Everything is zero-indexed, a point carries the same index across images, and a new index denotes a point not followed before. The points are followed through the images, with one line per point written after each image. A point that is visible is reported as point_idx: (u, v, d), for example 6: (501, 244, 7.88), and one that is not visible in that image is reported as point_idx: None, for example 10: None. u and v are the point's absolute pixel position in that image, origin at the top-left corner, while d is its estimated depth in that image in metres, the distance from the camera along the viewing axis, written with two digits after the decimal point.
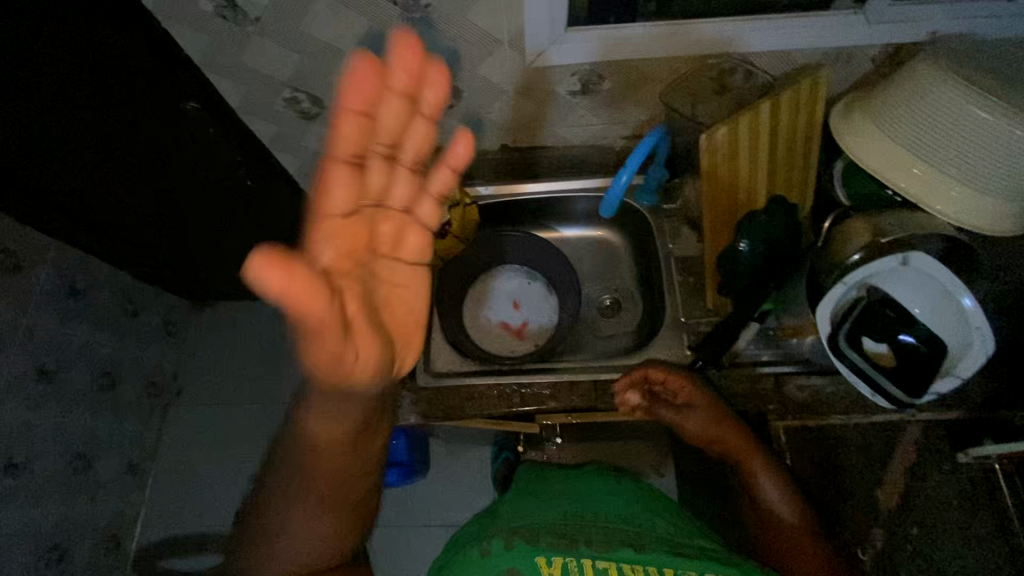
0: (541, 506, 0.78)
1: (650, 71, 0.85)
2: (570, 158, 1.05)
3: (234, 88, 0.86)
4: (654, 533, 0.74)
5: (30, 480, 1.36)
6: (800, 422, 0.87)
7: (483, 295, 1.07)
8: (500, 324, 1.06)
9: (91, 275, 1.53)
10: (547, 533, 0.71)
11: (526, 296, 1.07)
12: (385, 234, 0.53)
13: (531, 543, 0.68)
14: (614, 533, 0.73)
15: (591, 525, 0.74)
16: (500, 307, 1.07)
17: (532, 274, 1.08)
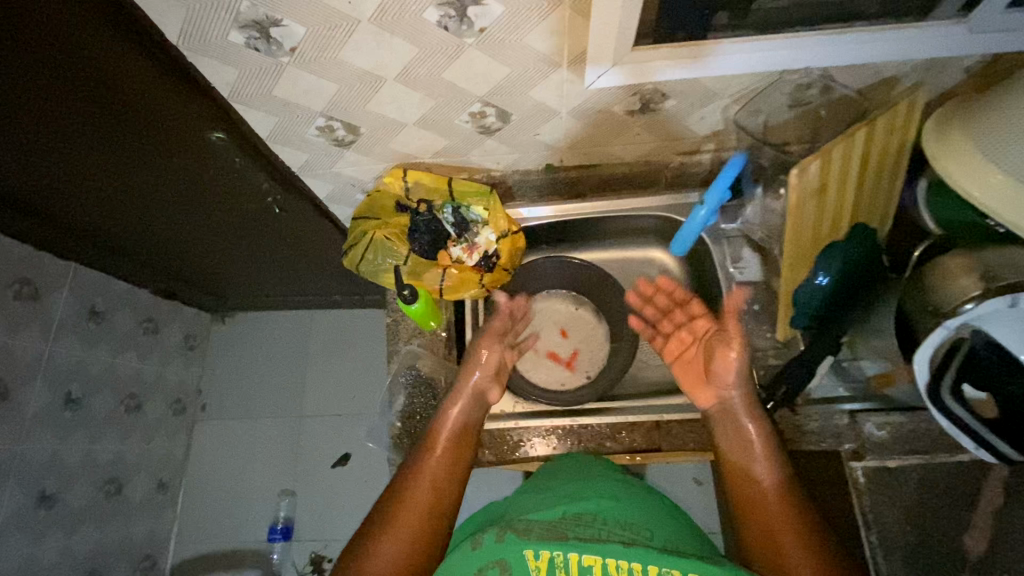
0: (542, 504, 0.67)
1: (718, 88, 0.77)
2: (620, 176, 0.98)
3: (265, 119, 0.79)
4: (657, 546, 0.59)
5: (64, 511, 1.35)
6: (880, 463, 0.81)
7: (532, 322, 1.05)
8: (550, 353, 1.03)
9: (111, 296, 1.48)
10: (544, 527, 0.60)
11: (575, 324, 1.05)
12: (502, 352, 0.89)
13: (525, 539, 0.57)
14: (613, 535, 0.59)
15: (592, 526, 0.61)
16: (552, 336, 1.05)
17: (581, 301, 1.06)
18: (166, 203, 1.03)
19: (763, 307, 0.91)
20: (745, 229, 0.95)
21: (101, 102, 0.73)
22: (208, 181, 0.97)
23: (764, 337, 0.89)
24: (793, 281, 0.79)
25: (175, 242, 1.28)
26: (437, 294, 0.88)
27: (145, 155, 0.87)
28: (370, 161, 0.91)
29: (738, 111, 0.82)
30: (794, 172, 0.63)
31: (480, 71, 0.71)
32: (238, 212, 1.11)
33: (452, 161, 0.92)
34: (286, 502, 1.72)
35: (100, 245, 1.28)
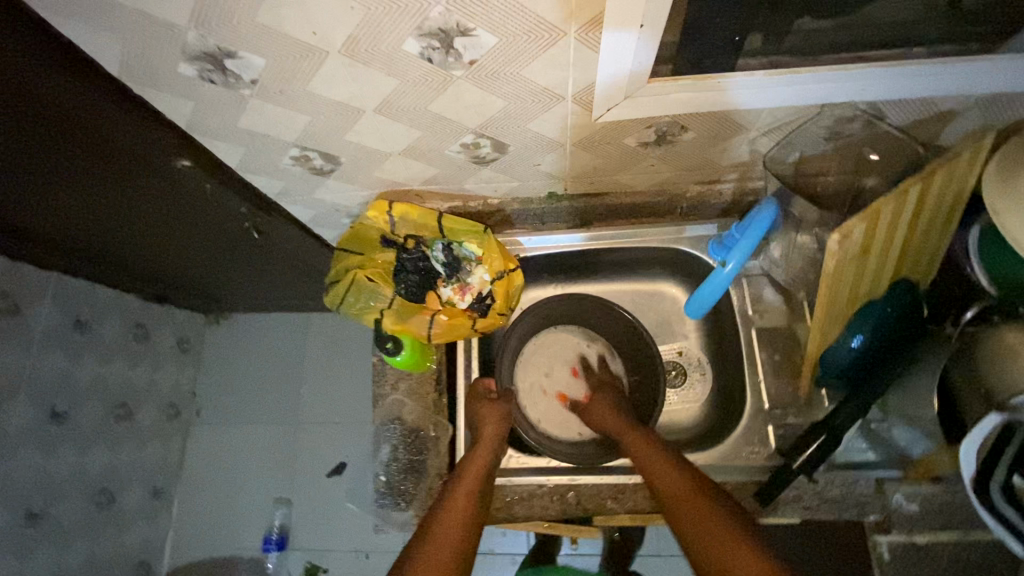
0: None
1: (746, 121, 0.67)
2: (630, 205, 0.89)
3: (233, 149, 0.70)
4: None
5: (52, 527, 1.32)
6: (907, 538, 0.74)
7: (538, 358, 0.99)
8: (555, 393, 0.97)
9: (97, 305, 1.42)
10: None
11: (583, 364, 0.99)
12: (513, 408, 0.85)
13: None
14: None
15: None
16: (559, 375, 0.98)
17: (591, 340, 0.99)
18: (140, 221, 0.96)
19: (784, 357, 0.83)
20: (768, 267, 0.86)
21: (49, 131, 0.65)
22: (180, 203, 0.89)
23: (784, 390, 0.81)
24: (823, 341, 0.71)
25: (156, 254, 1.21)
26: (425, 340, 0.80)
27: (108, 180, 0.79)
28: (354, 189, 0.82)
29: (767, 143, 0.72)
30: (834, 236, 0.54)
31: (471, 104, 0.62)
32: (218, 229, 1.03)
33: (444, 189, 0.83)
34: (281, 511, 1.70)
35: (79, 257, 1.21)
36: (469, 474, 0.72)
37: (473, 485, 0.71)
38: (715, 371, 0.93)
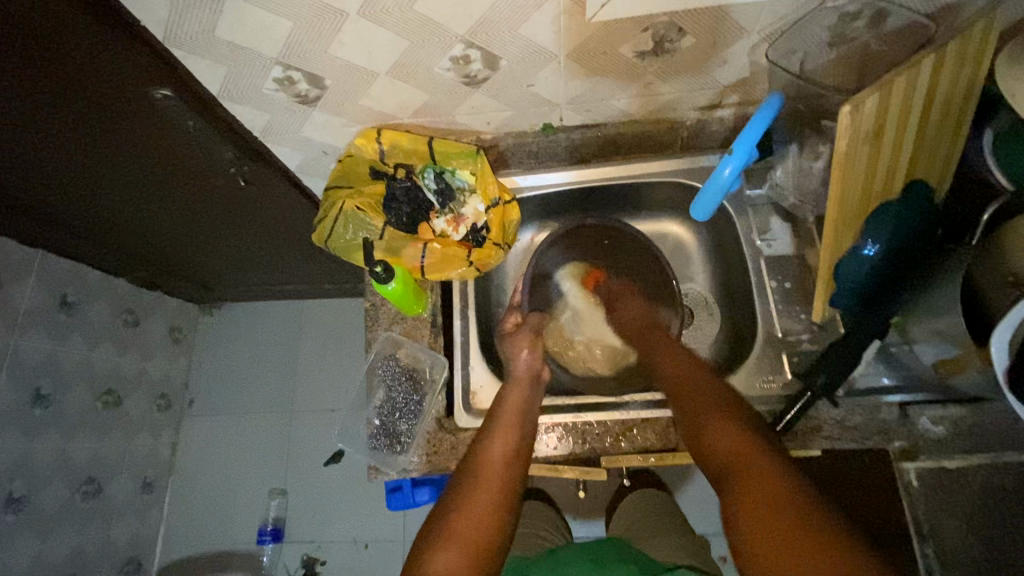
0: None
1: (746, 21, 0.64)
2: (628, 139, 0.86)
3: (213, 69, 0.68)
4: None
5: (33, 515, 1.27)
6: (936, 464, 0.70)
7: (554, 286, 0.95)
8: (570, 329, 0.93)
9: (84, 285, 1.38)
10: None
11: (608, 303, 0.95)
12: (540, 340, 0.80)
13: None
14: None
15: None
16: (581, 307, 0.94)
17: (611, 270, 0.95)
18: (124, 175, 0.93)
19: (795, 284, 0.79)
20: (774, 195, 0.83)
21: (18, 50, 0.62)
22: (163, 150, 0.86)
23: (795, 318, 0.78)
24: (835, 250, 0.67)
25: (145, 225, 1.17)
26: (418, 274, 0.77)
27: (86, 121, 0.76)
28: (342, 122, 0.79)
29: (767, 51, 0.69)
30: (847, 107, 0.51)
31: (458, 1, 0.59)
32: (205, 186, 1.00)
33: (435, 122, 0.81)
34: (276, 502, 1.63)
35: (65, 229, 1.17)
36: (503, 433, 0.63)
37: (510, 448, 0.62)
38: (724, 310, 0.89)
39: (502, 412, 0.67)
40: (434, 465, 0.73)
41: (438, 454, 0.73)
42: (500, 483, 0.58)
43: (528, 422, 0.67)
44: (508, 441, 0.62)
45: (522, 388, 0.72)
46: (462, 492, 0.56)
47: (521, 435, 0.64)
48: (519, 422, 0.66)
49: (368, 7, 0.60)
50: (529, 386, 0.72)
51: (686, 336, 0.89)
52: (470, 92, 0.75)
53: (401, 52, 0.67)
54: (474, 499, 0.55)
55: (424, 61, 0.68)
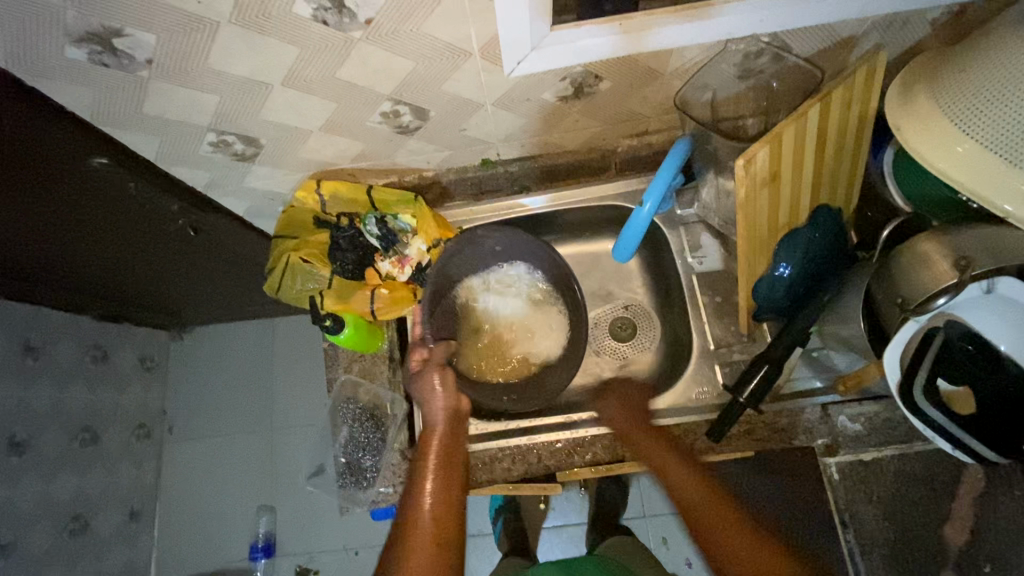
0: None
1: (656, 65, 0.68)
2: (564, 167, 0.90)
3: (147, 139, 0.69)
4: None
5: (23, 558, 1.29)
6: (853, 457, 0.76)
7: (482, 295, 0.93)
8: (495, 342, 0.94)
9: (46, 328, 1.38)
10: None
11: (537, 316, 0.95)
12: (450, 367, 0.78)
13: None
14: None
15: None
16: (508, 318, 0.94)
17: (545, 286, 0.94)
18: (71, 231, 0.93)
19: (724, 298, 0.85)
20: (703, 213, 0.87)
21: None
22: (109, 208, 0.87)
23: (726, 330, 0.83)
24: (752, 273, 0.73)
25: (101, 270, 1.18)
26: (368, 318, 0.82)
27: (23, 192, 0.76)
28: (283, 172, 0.81)
29: (681, 87, 0.73)
30: (740, 161, 0.55)
31: (379, 67, 0.62)
32: (157, 234, 1.01)
33: (374, 165, 0.83)
34: (265, 518, 1.68)
35: (17, 281, 1.17)
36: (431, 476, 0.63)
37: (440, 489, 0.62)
38: (664, 321, 0.94)
39: (427, 452, 0.67)
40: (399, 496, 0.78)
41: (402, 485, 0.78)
42: (436, 527, 0.59)
43: (457, 456, 0.67)
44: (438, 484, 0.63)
45: (440, 423, 0.71)
46: (399, 551, 0.57)
47: (450, 473, 0.64)
48: (445, 457, 0.66)
49: (292, 78, 0.62)
50: (451, 416, 0.73)
51: (633, 348, 0.95)
52: (404, 139, 0.77)
53: (330, 112, 0.69)
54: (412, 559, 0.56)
55: (354, 117, 0.71)
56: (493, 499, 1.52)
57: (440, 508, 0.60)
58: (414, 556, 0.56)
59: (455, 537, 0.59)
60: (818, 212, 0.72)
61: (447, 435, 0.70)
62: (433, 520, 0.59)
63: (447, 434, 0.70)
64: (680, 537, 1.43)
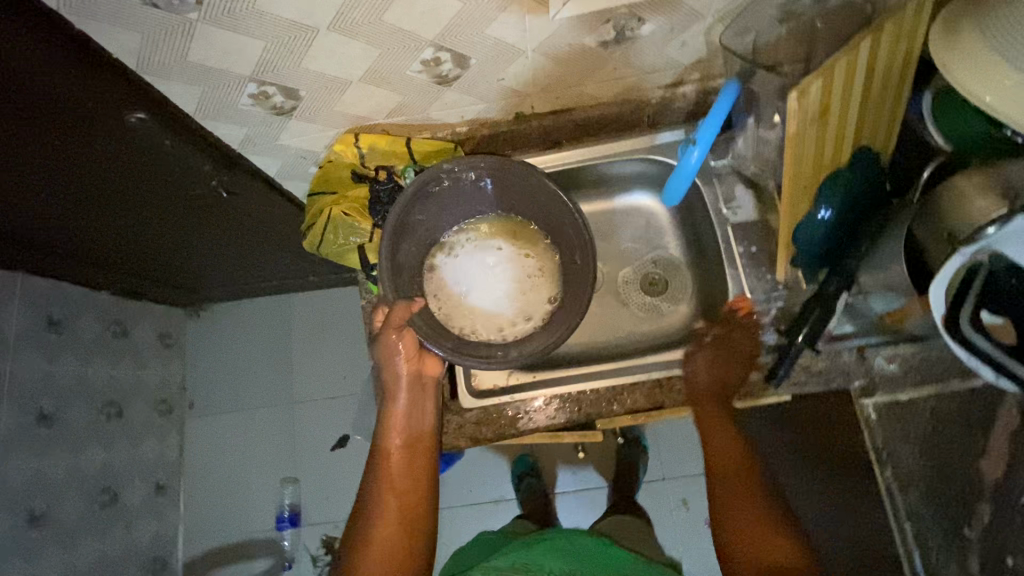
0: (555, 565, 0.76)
1: (700, 5, 0.67)
2: (596, 121, 0.89)
3: (187, 91, 0.69)
4: None
5: (56, 528, 1.32)
6: (890, 398, 0.80)
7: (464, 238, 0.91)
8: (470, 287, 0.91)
9: (68, 302, 1.38)
10: None
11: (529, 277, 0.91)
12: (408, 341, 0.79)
13: None
14: None
15: None
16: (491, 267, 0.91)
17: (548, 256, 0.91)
18: (101, 197, 0.93)
19: (760, 248, 0.85)
20: (736, 164, 0.87)
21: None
22: (140, 169, 0.86)
23: (761, 279, 0.84)
24: (793, 216, 0.74)
25: (125, 241, 1.17)
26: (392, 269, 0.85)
27: (58, 150, 0.76)
28: (318, 128, 0.81)
29: (722, 31, 0.72)
30: (794, 93, 0.56)
31: (425, 10, 0.61)
32: (185, 200, 1.01)
33: (409, 119, 0.82)
34: (289, 490, 1.70)
35: (42, 253, 1.17)
36: (395, 464, 0.77)
37: (403, 475, 0.77)
38: (696, 275, 0.95)
39: (391, 438, 0.78)
40: (445, 444, 0.82)
41: (448, 434, 0.82)
42: (398, 513, 0.75)
43: (422, 439, 0.79)
44: (400, 472, 0.77)
45: (401, 411, 0.78)
46: (365, 531, 0.73)
47: (412, 461, 0.78)
48: (410, 446, 0.78)
49: (335, 21, 0.61)
50: (415, 397, 0.79)
51: (666, 302, 0.95)
52: (441, 90, 0.77)
53: (371, 60, 0.68)
54: (373, 540, 0.72)
55: (393, 66, 0.70)
56: (515, 465, 1.55)
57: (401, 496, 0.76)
58: (380, 538, 0.73)
59: (416, 517, 0.75)
60: (860, 154, 0.72)
61: (413, 420, 0.79)
62: (394, 510, 0.74)
63: (414, 419, 0.79)
64: (700, 496, 1.46)
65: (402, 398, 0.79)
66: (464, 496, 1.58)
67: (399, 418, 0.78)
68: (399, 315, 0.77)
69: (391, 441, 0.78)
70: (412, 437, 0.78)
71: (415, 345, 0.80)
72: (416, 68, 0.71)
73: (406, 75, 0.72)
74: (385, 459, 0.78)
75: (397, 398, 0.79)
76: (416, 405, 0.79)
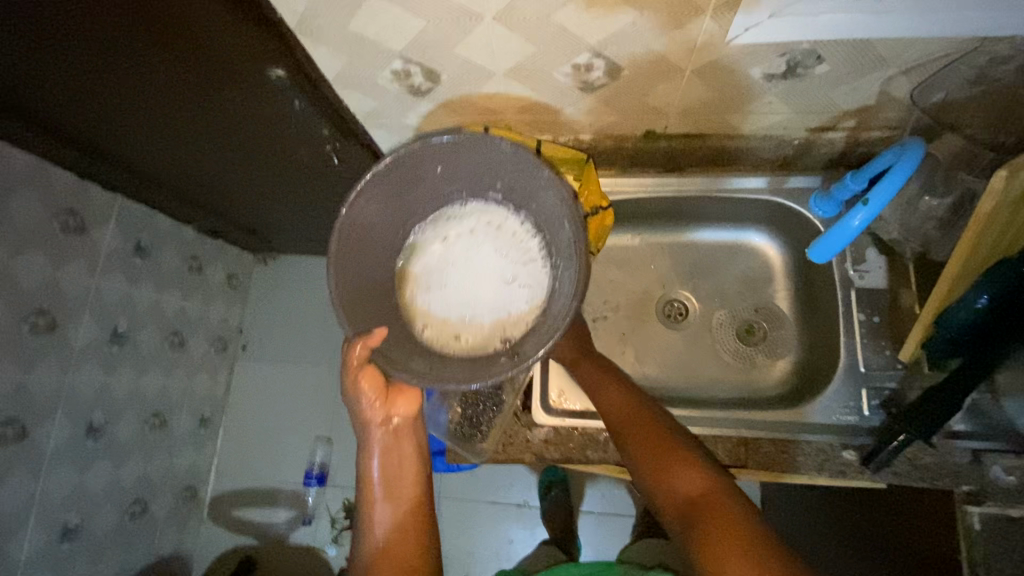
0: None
1: (891, 55, 0.61)
2: (728, 153, 0.85)
3: (336, 56, 0.68)
4: None
5: (109, 442, 1.38)
6: (1000, 510, 0.70)
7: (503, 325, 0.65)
8: (523, 240, 0.68)
9: (157, 231, 1.42)
10: None
11: (449, 263, 0.70)
12: (374, 378, 0.65)
13: None
14: None
15: None
16: (485, 288, 0.68)
17: (414, 283, 0.69)
18: (215, 139, 0.94)
19: (883, 320, 0.79)
20: (874, 226, 0.81)
21: (142, 17, 0.63)
22: (258, 119, 0.86)
23: (878, 353, 0.78)
24: (943, 298, 0.67)
25: (222, 184, 1.20)
26: None
27: (192, 87, 0.77)
28: (447, 113, 0.79)
29: (904, 84, 0.66)
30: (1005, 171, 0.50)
31: (599, 15, 0.58)
32: (291, 157, 1.01)
33: (539, 118, 0.80)
34: (322, 448, 1.73)
35: (144, 183, 1.20)
36: (382, 522, 0.64)
37: (393, 534, 0.64)
38: (798, 331, 0.90)
39: (373, 493, 0.66)
40: (509, 455, 0.80)
41: (513, 446, 0.80)
42: None
43: (416, 483, 0.67)
44: (392, 527, 0.64)
45: (379, 453, 0.66)
46: None
47: (401, 511, 0.65)
48: (398, 494, 0.66)
49: (505, 13, 0.58)
50: (389, 437, 0.67)
51: (760, 353, 0.91)
52: (580, 97, 0.74)
53: (524, 58, 0.66)
54: None
55: (543, 66, 0.67)
56: (545, 474, 1.51)
57: (396, 562, 0.62)
58: None
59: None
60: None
61: (394, 465, 0.66)
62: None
63: (397, 464, 0.66)
64: None
65: (370, 442, 0.66)
66: (489, 494, 1.56)
67: (376, 465, 0.66)
68: (358, 353, 0.60)
69: (375, 495, 0.65)
70: (395, 484, 0.66)
71: (381, 383, 0.65)
72: (563, 71, 0.68)
73: (552, 76, 0.69)
74: (370, 520, 0.65)
75: (366, 446, 0.67)
76: (391, 448, 0.67)
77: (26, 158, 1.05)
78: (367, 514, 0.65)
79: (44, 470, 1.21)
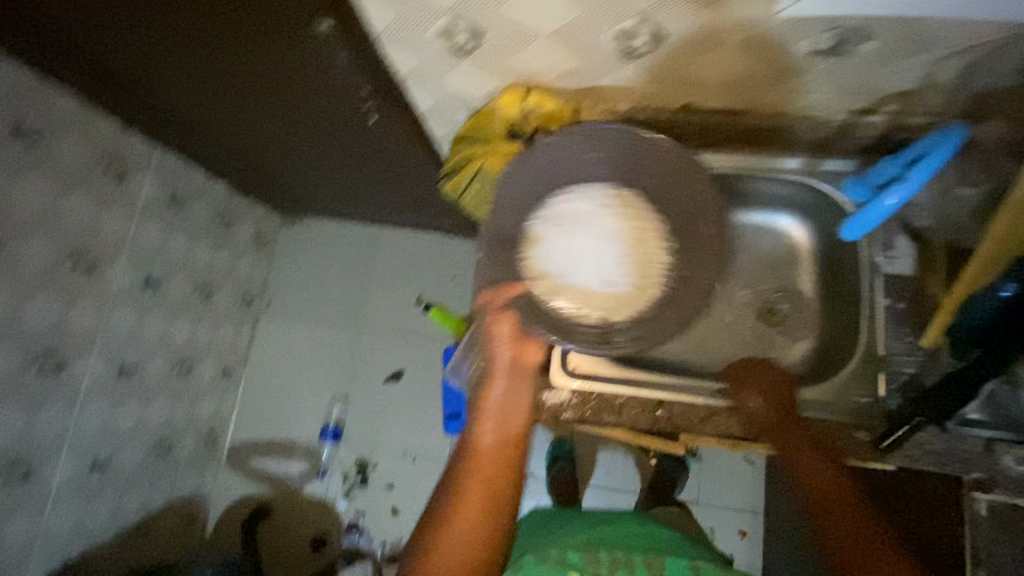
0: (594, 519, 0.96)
1: (940, 35, 0.60)
2: (764, 131, 0.85)
3: (385, 9, 0.69)
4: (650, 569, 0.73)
5: (139, 383, 1.44)
6: (1009, 500, 0.73)
7: (581, 297, 0.82)
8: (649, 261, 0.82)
9: (192, 183, 1.46)
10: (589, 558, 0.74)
11: (584, 225, 0.85)
12: (510, 323, 0.77)
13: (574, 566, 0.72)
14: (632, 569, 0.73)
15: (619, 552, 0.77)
16: (599, 276, 0.83)
17: (547, 216, 0.84)
18: (259, 91, 0.96)
19: (907, 306, 0.79)
20: (907, 212, 0.81)
21: None
22: (302, 73, 0.88)
23: (899, 338, 0.79)
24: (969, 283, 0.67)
25: (260, 140, 1.23)
26: None
27: (243, 35, 0.78)
28: (487, 75, 0.80)
29: (950, 67, 0.65)
30: None
31: None
32: (330, 116, 1.03)
33: (578, 86, 0.81)
34: (338, 406, 1.78)
35: (183, 133, 1.24)
36: (487, 441, 0.75)
37: (492, 453, 0.74)
38: (820, 314, 0.91)
39: (483, 416, 0.76)
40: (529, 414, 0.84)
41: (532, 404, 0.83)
42: (483, 491, 0.71)
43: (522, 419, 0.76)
44: (494, 448, 0.74)
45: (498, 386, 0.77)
46: (448, 510, 0.71)
47: (505, 439, 0.75)
48: (505, 423, 0.76)
49: None
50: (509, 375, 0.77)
51: (780, 333, 0.92)
52: (621, 65, 0.74)
53: (569, 19, 0.66)
54: (458, 515, 0.70)
55: (587, 30, 0.68)
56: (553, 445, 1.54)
57: (488, 474, 0.72)
58: (462, 515, 0.70)
59: (502, 496, 0.72)
60: None
61: (509, 400, 0.76)
62: (478, 486, 0.71)
63: (510, 400, 0.76)
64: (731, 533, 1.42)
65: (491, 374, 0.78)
66: None
67: (492, 393, 0.77)
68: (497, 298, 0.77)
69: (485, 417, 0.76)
70: (506, 416, 0.76)
71: (515, 330, 0.77)
72: (607, 36, 0.68)
73: (596, 41, 0.70)
74: (477, 436, 0.76)
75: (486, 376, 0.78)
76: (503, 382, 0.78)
77: (73, 102, 1.09)
78: (474, 429, 0.76)
79: (80, 403, 1.28)
